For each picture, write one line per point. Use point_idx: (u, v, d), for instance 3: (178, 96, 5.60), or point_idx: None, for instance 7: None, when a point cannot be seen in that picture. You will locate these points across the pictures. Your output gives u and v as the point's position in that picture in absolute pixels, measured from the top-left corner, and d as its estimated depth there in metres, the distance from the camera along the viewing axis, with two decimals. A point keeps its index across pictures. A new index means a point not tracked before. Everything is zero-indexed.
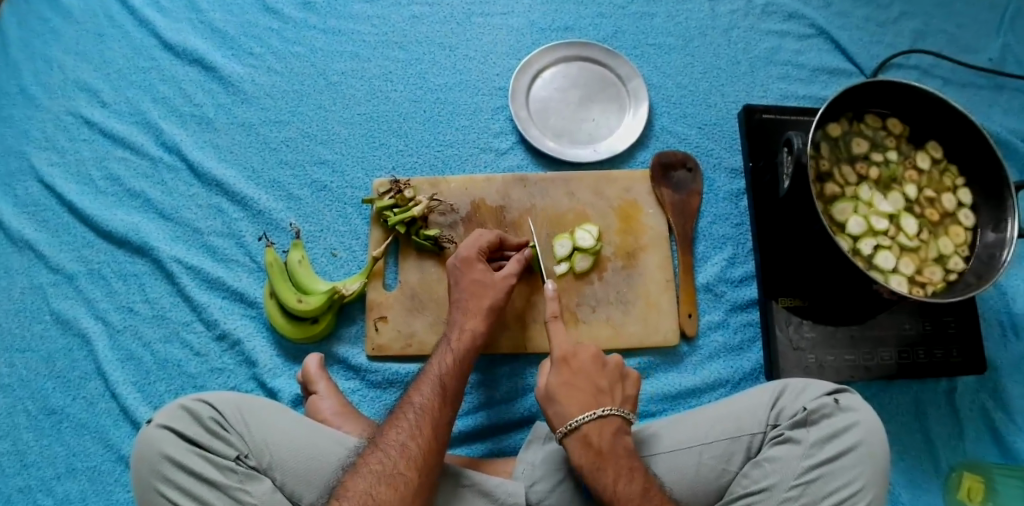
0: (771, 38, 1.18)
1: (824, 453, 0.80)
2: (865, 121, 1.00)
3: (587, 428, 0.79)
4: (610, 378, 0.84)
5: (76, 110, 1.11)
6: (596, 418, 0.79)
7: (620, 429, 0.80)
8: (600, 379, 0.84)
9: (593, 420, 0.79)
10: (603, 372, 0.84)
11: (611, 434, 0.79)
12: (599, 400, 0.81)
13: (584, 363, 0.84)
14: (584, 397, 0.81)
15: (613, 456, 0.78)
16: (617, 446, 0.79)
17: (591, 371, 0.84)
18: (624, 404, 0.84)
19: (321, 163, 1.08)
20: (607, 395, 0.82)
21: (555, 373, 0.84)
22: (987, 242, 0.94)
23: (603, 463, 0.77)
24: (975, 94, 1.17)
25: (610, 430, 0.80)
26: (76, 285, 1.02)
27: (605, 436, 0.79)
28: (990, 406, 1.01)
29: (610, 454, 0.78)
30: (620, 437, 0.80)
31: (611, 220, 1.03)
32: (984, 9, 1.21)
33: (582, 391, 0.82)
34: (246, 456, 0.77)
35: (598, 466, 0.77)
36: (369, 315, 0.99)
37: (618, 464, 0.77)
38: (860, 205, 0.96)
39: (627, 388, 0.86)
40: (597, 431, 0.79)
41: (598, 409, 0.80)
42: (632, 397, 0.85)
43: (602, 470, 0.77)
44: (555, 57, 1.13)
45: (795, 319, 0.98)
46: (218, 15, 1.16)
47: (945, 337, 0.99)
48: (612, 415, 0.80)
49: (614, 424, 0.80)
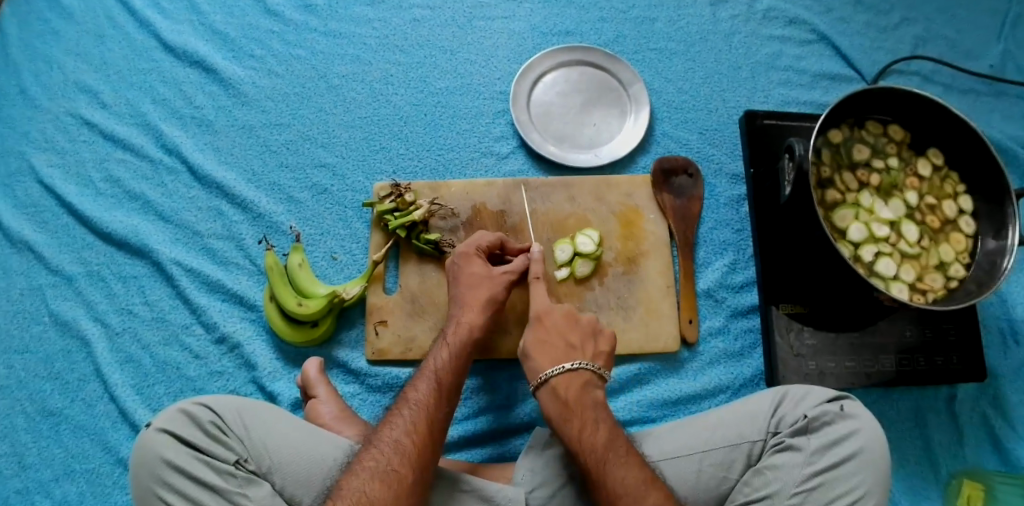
0: (773, 44, 1.18)
1: (825, 461, 0.80)
2: (867, 127, 1.00)
3: (556, 381, 0.82)
4: (582, 333, 0.87)
5: (76, 111, 1.11)
6: (564, 371, 0.82)
7: (588, 382, 0.83)
8: (571, 336, 0.87)
9: (561, 372, 0.82)
10: (575, 329, 0.87)
11: (579, 386, 0.82)
12: (569, 355, 0.84)
13: (557, 321, 0.88)
14: (556, 351, 0.85)
15: (580, 408, 0.80)
16: (586, 401, 0.81)
17: (563, 328, 0.87)
18: (595, 358, 0.86)
19: (321, 167, 1.08)
20: (578, 350, 0.85)
21: (530, 331, 0.88)
22: (988, 249, 0.94)
23: (570, 413, 0.79)
24: (976, 101, 1.17)
25: (578, 384, 0.82)
26: (76, 287, 1.02)
27: (573, 389, 0.81)
28: (990, 413, 1.01)
29: (576, 405, 0.80)
30: (589, 390, 0.82)
31: (612, 225, 1.03)
32: (985, 16, 1.21)
33: (553, 346, 0.86)
34: (246, 460, 0.77)
35: (565, 416, 0.79)
36: (369, 319, 0.99)
37: (583, 414, 0.79)
38: (861, 212, 0.96)
39: (600, 344, 0.88)
40: (565, 384, 0.82)
41: (568, 362, 0.83)
42: (605, 353, 0.87)
43: (569, 420, 0.79)
44: (556, 61, 1.13)
45: (796, 325, 0.98)
46: (218, 17, 1.16)
47: (946, 345, 0.99)
48: (582, 369, 0.83)
49: (583, 377, 0.82)
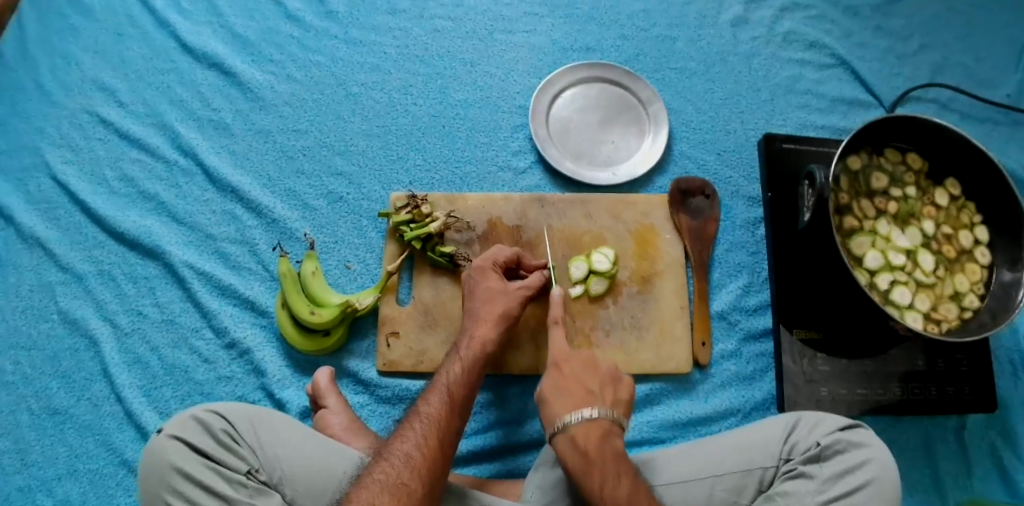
0: (792, 67, 1.19)
1: (838, 489, 0.79)
2: (886, 155, 1.00)
3: (576, 430, 0.79)
4: (602, 379, 0.85)
5: (92, 108, 1.11)
6: (585, 420, 0.79)
7: (608, 432, 0.79)
8: (591, 383, 0.84)
9: (581, 421, 0.79)
10: (595, 376, 0.85)
11: (599, 437, 0.78)
12: (588, 401, 0.81)
13: (576, 369, 0.86)
14: (575, 399, 0.82)
15: (600, 460, 0.76)
16: (606, 449, 0.77)
17: (582, 376, 0.85)
18: (614, 406, 0.82)
19: (337, 174, 1.08)
20: (597, 397, 0.82)
21: (547, 378, 0.85)
22: (1003, 281, 0.94)
23: (589, 464, 0.76)
24: (992, 130, 1.17)
25: (597, 433, 0.78)
26: (85, 286, 1.01)
27: (593, 438, 0.78)
28: (998, 444, 1.01)
29: (596, 455, 0.76)
30: (608, 441, 0.78)
31: (627, 243, 1.03)
32: (1004, 46, 1.22)
33: (572, 393, 0.83)
34: (257, 471, 0.76)
35: (586, 468, 0.75)
36: (381, 330, 0.98)
37: (604, 466, 0.75)
38: (878, 239, 0.96)
39: (620, 392, 0.85)
40: (585, 433, 0.78)
41: (589, 410, 0.80)
42: (625, 401, 0.84)
43: (590, 473, 0.75)
44: (576, 77, 1.13)
45: (808, 351, 0.98)
46: (239, 20, 1.16)
47: (957, 375, 0.99)
48: (602, 418, 0.80)
49: (602, 426, 0.79)
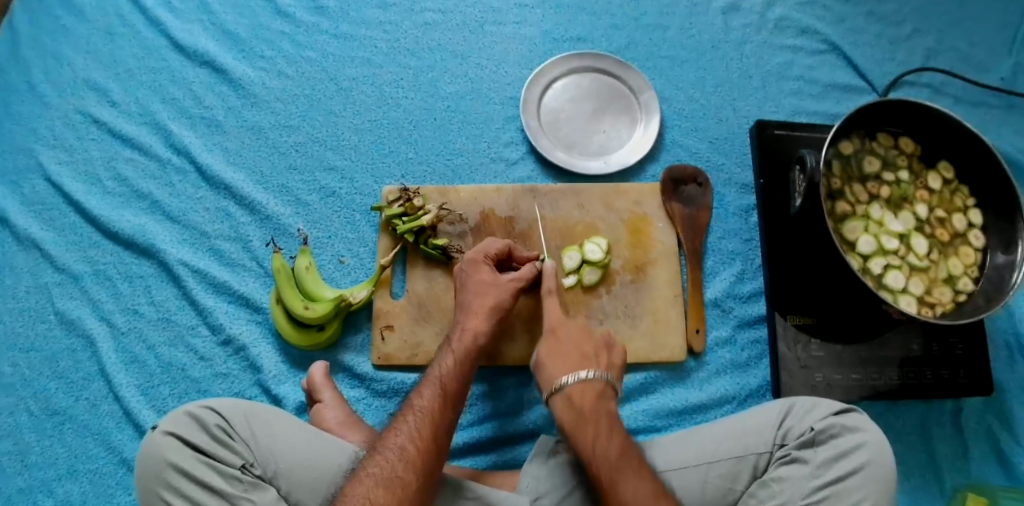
0: (784, 54, 1.18)
1: (832, 473, 0.80)
2: (878, 139, 1.00)
3: (571, 390, 0.81)
4: (596, 346, 0.87)
5: (85, 109, 1.11)
6: (580, 381, 0.82)
7: (603, 394, 0.82)
8: (586, 347, 0.86)
9: (576, 382, 0.81)
10: (589, 341, 0.87)
11: (594, 397, 0.81)
12: (584, 364, 0.84)
13: (571, 334, 0.88)
14: (571, 362, 0.84)
15: (594, 418, 0.79)
16: (600, 409, 0.80)
17: (577, 341, 0.87)
18: (608, 370, 0.85)
19: (329, 170, 1.08)
20: (592, 361, 0.85)
21: (542, 341, 0.87)
22: (997, 263, 0.94)
23: (584, 422, 0.78)
24: (986, 113, 1.17)
25: (593, 394, 0.81)
26: (81, 286, 1.02)
27: (588, 398, 0.81)
28: (995, 427, 1.01)
29: (591, 414, 0.79)
30: (603, 401, 0.81)
31: (620, 233, 1.03)
32: (998, 28, 1.21)
33: (568, 356, 0.85)
34: (252, 465, 0.77)
35: (580, 424, 0.78)
36: (376, 323, 0.98)
37: (597, 423, 0.78)
38: (870, 224, 0.96)
39: (613, 357, 0.87)
40: (580, 393, 0.81)
41: (584, 371, 0.83)
42: (618, 366, 0.86)
43: (583, 429, 0.78)
44: (567, 68, 1.13)
45: (803, 337, 0.98)
46: (229, 17, 1.16)
47: (953, 358, 0.99)
48: (597, 379, 0.82)
49: (597, 387, 0.82)
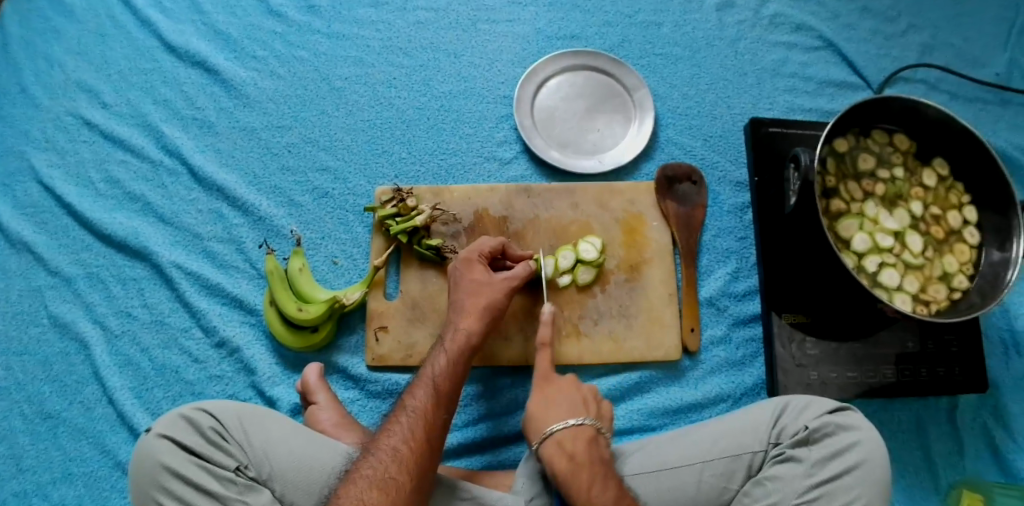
0: (779, 50, 1.18)
1: (827, 472, 0.80)
2: (872, 136, 0.99)
3: (562, 436, 0.80)
4: (585, 395, 0.85)
5: (77, 111, 1.10)
6: (570, 426, 0.80)
7: (594, 440, 0.80)
8: (576, 396, 0.85)
9: (566, 428, 0.80)
10: (579, 391, 0.85)
11: (586, 442, 0.79)
12: (574, 411, 0.82)
13: (560, 382, 0.86)
14: (561, 408, 0.83)
15: (586, 465, 0.77)
16: (591, 456, 0.79)
17: (566, 390, 0.85)
18: (598, 418, 0.84)
19: (323, 170, 1.07)
20: (583, 408, 0.83)
21: (533, 393, 0.85)
22: (992, 261, 0.94)
23: (577, 470, 0.77)
24: (982, 109, 1.16)
25: (584, 439, 0.80)
26: (74, 288, 1.01)
27: (580, 443, 0.79)
28: (991, 424, 1.01)
29: (584, 461, 0.78)
30: (594, 447, 0.80)
31: (615, 233, 1.03)
32: (993, 24, 1.20)
33: (558, 403, 0.83)
34: (246, 467, 0.77)
35: (574, 471, 0.77)
36: (370, 324, 0.98)
37: (592, 471, 0.77)
38: (865, 222, 0.96)
39: (602, 407, 0.86)
40: (572, 438, 0.79)
41: (574, 418, 0.81)
42: (606, 415, 0.85)
43: (577, 476, 0.76)
44: (560, 66, 1.12)
45: (798, 335, 0.98)
46: (221, 17, 1.15)
47: (948, 355, 0.99)
48: (587, 424, 0.81)
49: (588, 432, 0.80)
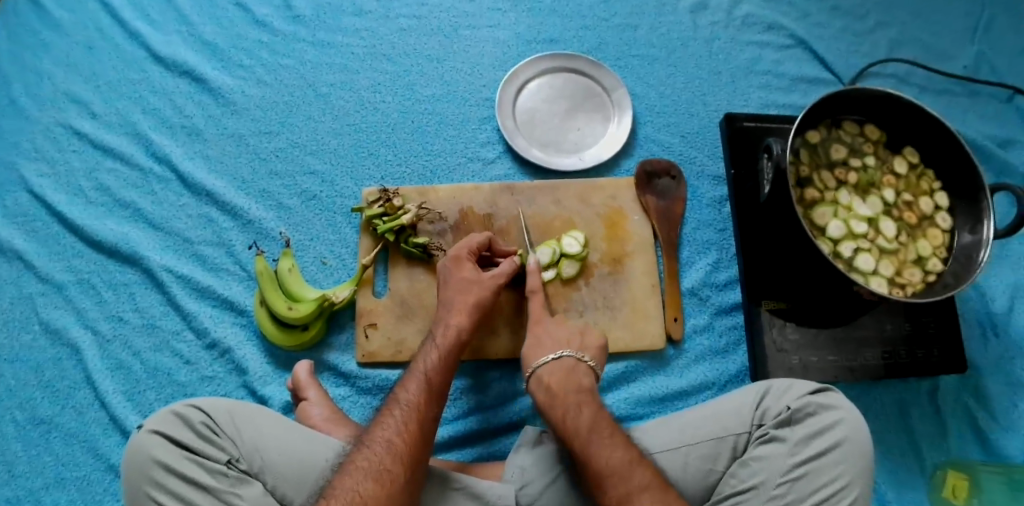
0: (752, 49, 1.21)
1: (810, 450, 0.81)
2: (844, 127, 1.02)
3: (542, 370, 0.87)
4: (572, 331, 0.91)
5: (67, 121, 1.13)
6: (549, 361, 0.87)
7: (573, 371, 0.86)
8: (561, 334, 0.91)
9: (546, 363, 0.87)
10: (564, 329, 0.92)
11: (563, 373, 0.86)
12: (555, 346, 0.89)
13: (549, 326, 0.93)
14: (543, 345, 0.90)
15: (562, 393, 0.83)
16: (568, 385, 0.84)
17: (554, 329, 0.92)
18: (582, 349, 0.89)
19: (310, 173, 1.10)
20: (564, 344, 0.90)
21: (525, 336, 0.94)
22: (965, 243, 0.96)
23: (554, 399, 0.83)
24: (951, 101, 1.20)
25: (562, 371, 0.86)
26: (65, 295, 1.03)
27: (557, 375, 0.86)
28: (972, 405, 1.03)
29: (560, 390, 0.84)
30: (572, 377, 0.86)
31: (597, 227, 1.05)
32: (959, 20, 1.25)
33: (544, 342, 0.91)
34: (237, 460, 0.78)
35: (551, 401, 0.83)
36: (360, 322, 1.00)
37: (566, 397, 0.83)
38: (840, 209, 0.98)
39: (589, 340, 0.91)
40: (551, 372, 0.86)
41: (552, 352, 0.88)
42: (593, 347, 0.91)
43: (555, 404, 0.83)
44: (540, 68, 1.16)
45: (778, 321, 1.00)
46: (208, 28, 1.18)
47: (925, 338, 1.01)
48: (565, 358, 0.87)
49: (567, 364, 0.87)
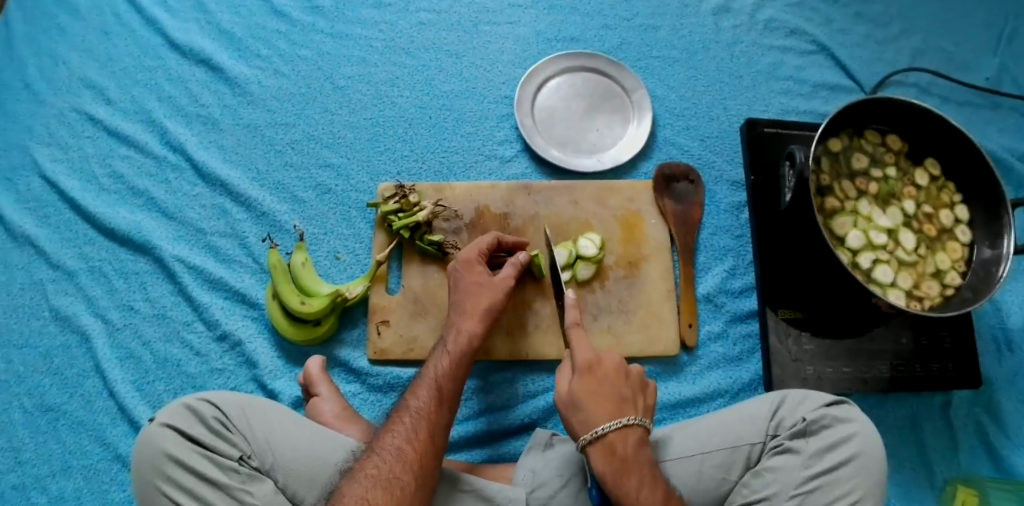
0: (774, 54, 1.20)
1: (824, 463, 0.80)
2: (865, 136, 1.01)
3: (612, 436, 0.77)
4: (633, 387, 0.83)
5: (81, 107, 1.11)
6: (620, 427, 0.78)
7: (641, 440, 0.79)
8: (624, 390, 0.82)
9: (617, 428, 0.77)
10: (627, 383, 0.82)
11: (635, 444, 0.78)
12: (623, 409, 0.80)
13: (608, 373, 0.82)
14: (610, 405, 0.79)
15: (635, 466, 0.77)
16: (640, 457, 0.77)
17: (615, 380, 0.82)
18: (644, 413, 0.82)
19: (326, 167, 1.09)
20: (630, 404, 0.81)
21: (579, 380, 0.81)
22: (984, 257, 0.95)
23: (627, 472, 0.76)
24: (972, 112, 1.19)
25: (633, 440, 0.78)
26: (76, 282, 1.02)
27: (628, 445, 0.78)
28: (985, 421, 1.02)
29: (634, 463, 0.77)
30: (643, 447, 0.79)
31: (614, 230, 1.04)
32: (983, 31, 1.23)
33: (606, 398, 0.80)
34: (249, 457, 0.77)
35: (622, 474, 0.75)
36: (372, 318, 0.99)
37: (641, 473, 0.76)
38: (859, 219, 0.97)
39: (647, 398, 0.84)
40: (622, 440, 0.78)
41: (624, 417, 0.79)
42: (651, 408, 0.84)
43: (626, 478, 0.75)
44: (559, 67, 1.14)
45: (793, 331, 0.99)
46: (225, 16, 1.17)
47: (941, 352, 1.00)
48: (636, 424, 0.79)
49: (638, 433, 0.79)
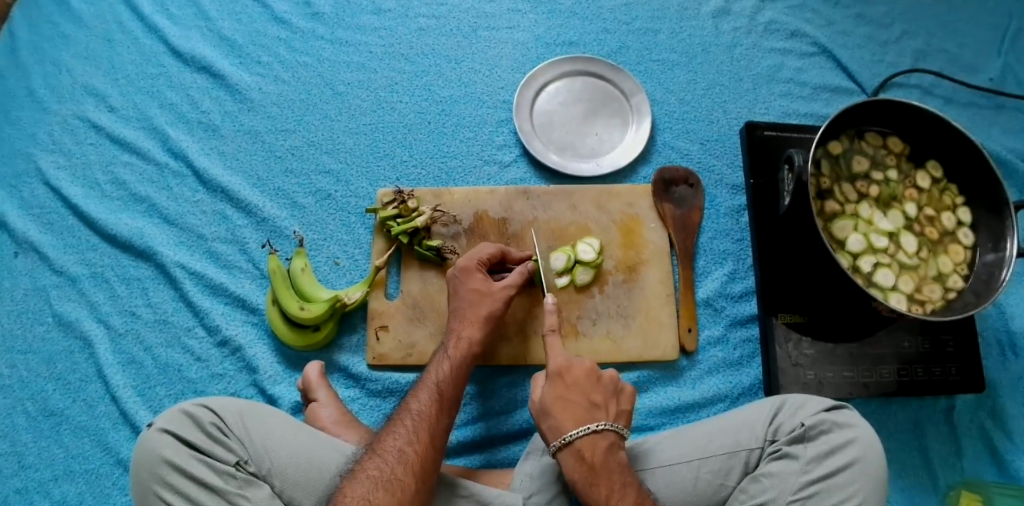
0: (774, 56, 1.20)
1: (821, 469, 0.79)
2: (866, 138, 1.00)
3: (580, 443, 0.78)
4: (606, 393, 0.83)
5: (84, 114, 1.12)
6: (589, 433, 0.78)
7: (614, 445, 0.79)
8: (594, 395, 0.82)
9: (586, 434, 0.78)
10: (597, 388, 0.83)
11: (604, 450, 0.78)
12: (592, 415, 0.80)
13: (579, 378, 0.83)
14: (577, 414, 0.80)
15: (606, 472, 0.77)
16: (611, 463, 0.77)
17: (584, 386, 0.83)
18: (617, 419, 0.82)
19: (326, 173, 1.09)
20: (601, 410, 0.81)
21: (548, 386, 0.82)
22: (987, 261, 0.94)
23: (596, 477, 0.76)
24: (976, 113, 1.18)
25: (603, 445, 0.78)
26: (79, 288, 1.03)
27: (598, 451, 0.78)
28: (988, 425, 1.01)
29: (602, 468, 0.77)
30: (613, 453, 0.79)
31: (613, 234, 1.04)
32: (986, 30, 1.22)
33: (575, 406, 0.81)
34: (246, 462, 0.78)
35: (592, 481, 0.76)
36: (371, 323, 0.99)
37: (610, 479, 0.76)
38: (860, 223, 0.96)
39: (621, 403, 0.84)
40: (591, 445, 0.78)
41: (593, 423, 0.79)
42: (626, 413, 0.83)
43: (596, 485, 0.76)
44: (558, 71, 1.15)
45: (794, 335, 0.99)
46: (227, 23, 1.18)
47: (944, 356, 0.99)
48: (606, 431, 0.79)
49: (608, 439, 0.79)
